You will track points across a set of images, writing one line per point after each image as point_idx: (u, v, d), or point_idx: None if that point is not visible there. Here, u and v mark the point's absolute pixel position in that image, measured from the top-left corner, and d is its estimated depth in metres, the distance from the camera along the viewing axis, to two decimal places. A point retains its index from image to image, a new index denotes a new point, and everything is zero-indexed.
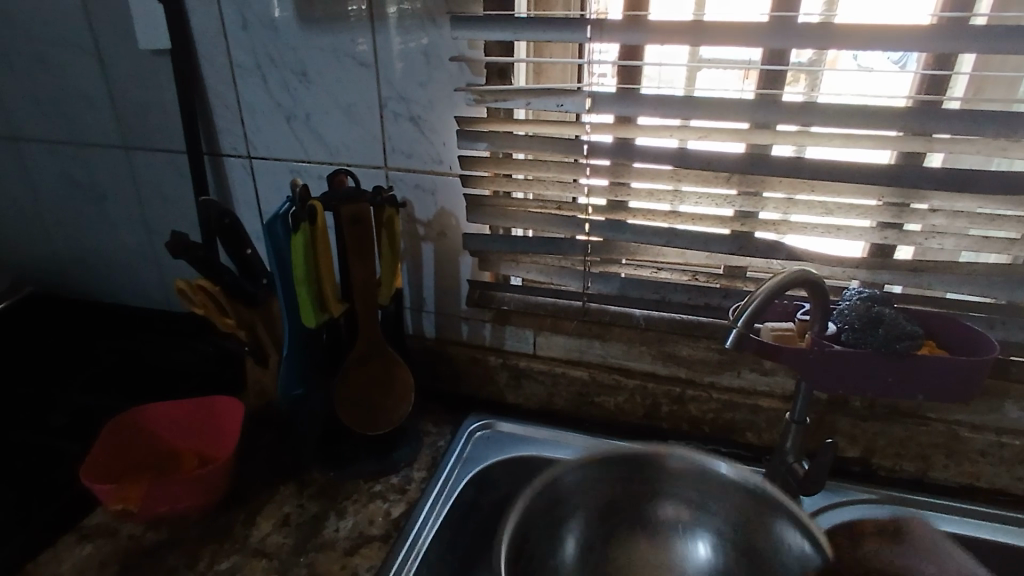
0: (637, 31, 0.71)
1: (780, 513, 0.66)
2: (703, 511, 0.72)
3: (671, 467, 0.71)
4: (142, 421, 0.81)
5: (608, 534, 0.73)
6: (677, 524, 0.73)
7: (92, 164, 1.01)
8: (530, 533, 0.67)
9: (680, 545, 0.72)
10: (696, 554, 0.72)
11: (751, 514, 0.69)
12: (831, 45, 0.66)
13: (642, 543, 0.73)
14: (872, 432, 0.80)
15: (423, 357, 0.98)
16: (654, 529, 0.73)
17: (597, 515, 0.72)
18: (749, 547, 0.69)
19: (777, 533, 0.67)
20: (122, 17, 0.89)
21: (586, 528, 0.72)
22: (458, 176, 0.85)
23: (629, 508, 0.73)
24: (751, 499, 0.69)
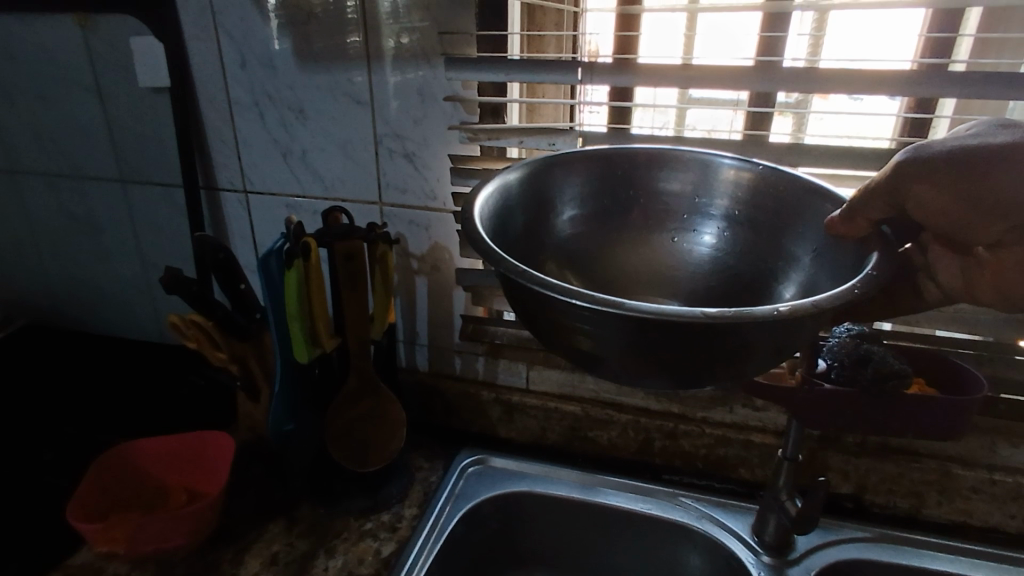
0: (628, 74, 0.74)
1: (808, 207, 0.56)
2: (700, 195, 0.62)
3: (657, 171, 0.63)
4: (131, 457, 0.81)
5: (602, 222, 0.63)
6: (684, 203, 0.63)
7: (89, 196, 1.02)
8: (519, 190, 0.59)
9: (686, 224, 0.62)
10: (699, 255, 0.62)
11: (778, 205, 0.58)
12: (816, 89, 0.68)
13: (642, 234, 0.63)
14: (865, 469, 0.80)
15: (415, 390, 0.97)
16: (658, 218, 0.63)
17: (591, 167, 0.63)
18: (755, 218, 0.60)
19: (794, 237, 0.57)
20: (123, 55, 0.91)
21: (580, 176, 0.62)
22: (451, 213, 0.86)
23: (626, 204, 0.63)
24: (754, 190, 0.60)
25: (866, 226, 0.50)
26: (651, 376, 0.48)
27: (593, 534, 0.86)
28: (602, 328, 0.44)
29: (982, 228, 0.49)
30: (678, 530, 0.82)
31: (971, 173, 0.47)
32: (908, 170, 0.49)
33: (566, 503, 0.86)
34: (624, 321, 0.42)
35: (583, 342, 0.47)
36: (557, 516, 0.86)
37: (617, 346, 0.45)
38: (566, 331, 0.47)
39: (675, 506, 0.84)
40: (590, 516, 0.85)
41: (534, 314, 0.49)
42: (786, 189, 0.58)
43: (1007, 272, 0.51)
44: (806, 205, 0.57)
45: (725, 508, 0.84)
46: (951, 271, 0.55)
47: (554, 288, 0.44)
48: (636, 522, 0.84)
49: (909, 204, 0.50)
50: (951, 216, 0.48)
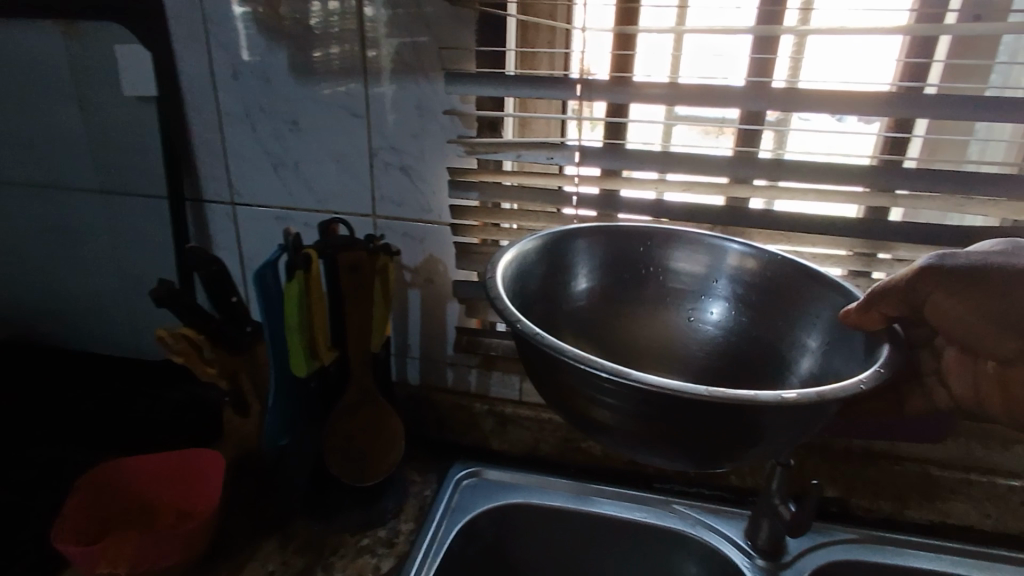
0: (623, 91, 0.76)
1: (820, 289, 0.60)
2: (703, 274, 0.67)
3: (663, 250, 0.67)
4: (121, 474, 0.77)
5: (614, 292, 0.67)
6: (692, 281, 0.67)
7: (64, 206, 0.98)
8: (534, 261, 0.62)
9: (693, 300, 0.67)
10: (703, 332, 0.66)
11: (788, 290, 0.62)
12: (808, 109, 0.72)
13: (651, 307, 0.67)
14: (851, 472, 0.84)
15: (408, 404, 0.97)
16: (669, 293, 0.67)
17: (605, 243, 0.67)
18: (765, 301, 0.63)
19: (802, 321, 0.61)
20: (109, 62, 0.89)
21: (597, 250, 0.67)
22: (447, 226, 0.86)
23: (639, 279, 0.67)
24: (753, 273, 0.64)
25: (881, 321, 0.53)
26: (658, 452, 0.50)
27: (588, 544, 0.87)
28: (618, 399, 0.47)
29: (997, 343, 0.54)
30: (672, 537, 0.84)
31: (993, 293, 0.53)
32: (931, 277, 0.54)
33: (561, 513, 0.87)
34: (644, 391, 0.44)
35: (599, 413, 0.49)
36: (553, 526, 0.87)
37: (630, 417, 0.48)
38: (582, 401, 0.50)
39: (669, 513, 0.86)
40: (585, 526, 0.86)
41: (551, 380, 0.52)
42: (795, 275, 0.62)
43: (1016, 389, 0.55)
44: (815, 291, 0.61)
45: (718, 514, 0.86)
46: (964, 379, 0.59)
47: (576, 356, 0.46)
48: (631, 531, 0.85)
49: (928, 310, 0.55)
50: (967, 328, 0.54)
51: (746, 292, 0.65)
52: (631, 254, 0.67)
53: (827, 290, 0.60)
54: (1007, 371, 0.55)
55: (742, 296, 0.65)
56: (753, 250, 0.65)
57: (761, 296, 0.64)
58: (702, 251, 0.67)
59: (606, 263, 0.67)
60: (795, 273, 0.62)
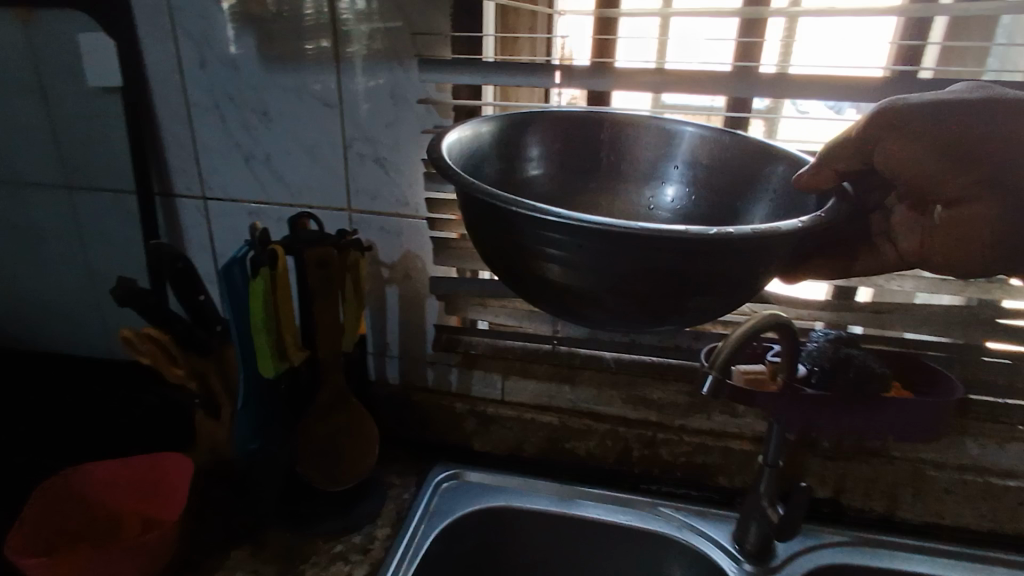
0: (604, 76, 0.73)
1: (773, 160, 0.56)
2: (663, 158, 0.61)
3: (619, 134, 0.62)
4: (82, 484, 0.75)
5: (569, 182, 0.62)
6: (648, 167, 0.62)
7: (27, 202, 0.95)
8: (488, 140, 0.57)
9: (647, 186, 0.62)
10: (657, 218, 0.61)
11: (741, 167, 0.57)
12: (792, 96, 0.70)
13: (604, 194, 0.62)
14: (842, 471, 0.80)
15: (387, 404, 0.94)
16: (625, 181, 0.62)
17: (559, 128, 0.61)
18: (715, 176, 0.59)
19: (753, 195, 0.56)
20: (72, 53, 0.85)
21: (551, 137, 0.61)
22: (424, 220, 0.83)
23: (596, 165, 0.62)
24: (711, 150, 0.59)
25: (833, 179, 0.49)
26: (616, 311, 0.45)
27: (572, 547, 0.84)
28: (571, 250, 0.42)
29: (946, 182, 0.50)
30: (658, 542, 0.81)
31: (942, 124, 0.49)
32: (884, 121, 0.50)
33: (545, 515, 0.84)
34: (596, 232, 0.40)
35: (549, 270, 0.45)
36: (537, 530, 0.84)
37: (581, 271, 0.43)
38: (533, 259, 0.45)
39: (655, 516, 0.83)
40: (567, 529, 0.84)
41: (501, 243, 0.47)
42: (749, 151, 0.58)
43: (963, 233, 0.52)
44: (763, 165, 0.56)
45: (706, 517, 0.83)
46: (912, 231, 0.56)
47: (522, 203, 0.41)
48: (616, 535, 0.82)
49: (876, 158, 0.51)
50: (919, 166, 0.50)
51: (700, 172, 0.60)
52: (586, 138, 0.62)
53: (777, 160, 0.55)
54: (954, 210, 0.52)
55: (696, 176, 0.60)
56: (705, 126, 0.60)
57: (714, 174, 0.59)
58: (659, 134, 0.61)
59: (560, 147, 0.61)
60: (747, 146, 0.58)
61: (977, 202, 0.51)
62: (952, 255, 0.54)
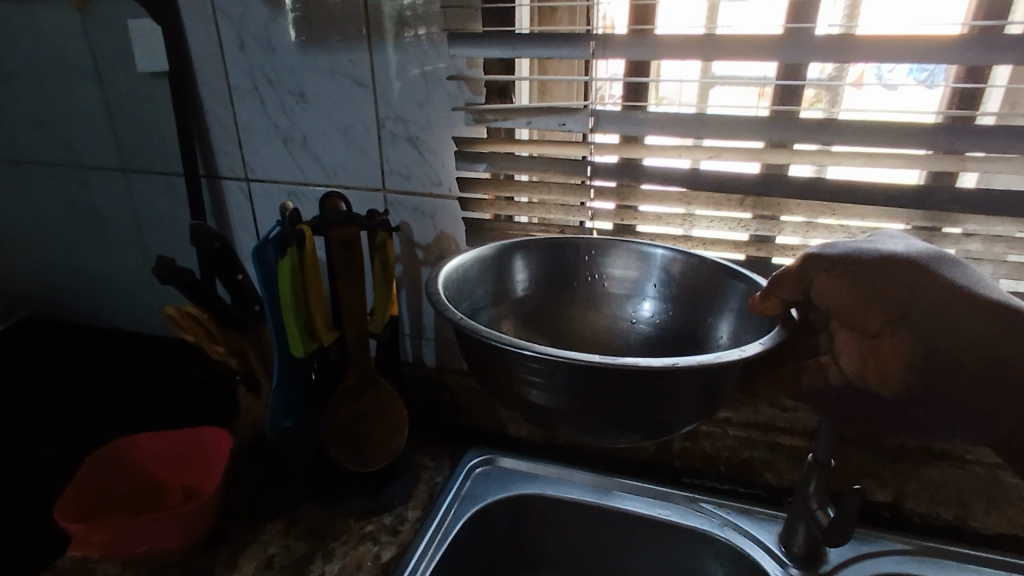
0: (643, 45, 0.68)
1: (737, 281, 0.62)
2: (637, 276, 0.69)
3: (594, 257, 0.70)
4: (128, 453, 0.78)
5: (554, 297, 0.71)
6: (623, 286, 0.70)
7: (90, 186, 1.00)
8: (482, 264, 0.67)
9: (626, 301, 0.69)
10: (636, 331, 0.68)
11: (704, 288, 0.65)
12: (849, 60, 0.63)
13: (586, 309, 0.70)
14: (904, 474, 0.75)
15: (422, 386, 0.93)
16: (603, 299, 0.70)
17: (544, 252, 0.70)
18: (683, 298, 0.66)
19: (716, 312, 0.64)
20: (122, 39, 0.88)
21: (536, 258, 0.70)
22: (457, 199, 0.81)
23: (578, 286, 0.71)
24: (685, 268, 0.66)
25: (778, 305, 0.56)
26: (584, 427, 0.55)
27: (607, 539, 0.81)
28: (548, 378, 0.52)
29: (869, 316, 0.52)
30: (697, 539, 0.77)
31: (867, 274, 0.53)
32: (817, 264, 0.55)
33: (578, 506, 0.81)
34: (567, 366, 0.50)
35: (532, 395, 0.54)
36: (570, 520, 0.82)
37: (556, 394, 0.53)
38: (515, 384, 0.55)
39: (695, 512, 0.79)
40: (601, 521, 0.81)
41: (488, 366, 0.56)
42: (713, 273, 0.64)
43: (895, 361, 0.52)
44: (726, 284, 0.63)
45: (751, 515, 0.78)
46: (851, 357, 0.55)
47: (507, 340, 0.51)
48: (652, 529, 0.79)
49: (815, 292, 0.55)
50: (846, 306, 0.53)
51: (671, 290, 0.67)
52: (565, 262, 0.71)
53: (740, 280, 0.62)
54: (881, 342, 0.53)
55: (668, 292, 0.67)
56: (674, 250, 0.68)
57: (684, 292, 0.66)
58: (632, 255, 0.69)
59: (542, 273, 0.71)
60: (714, 267, 0.64)
61: (903, 348, 0.52)
62: (884, 378, 0.53)
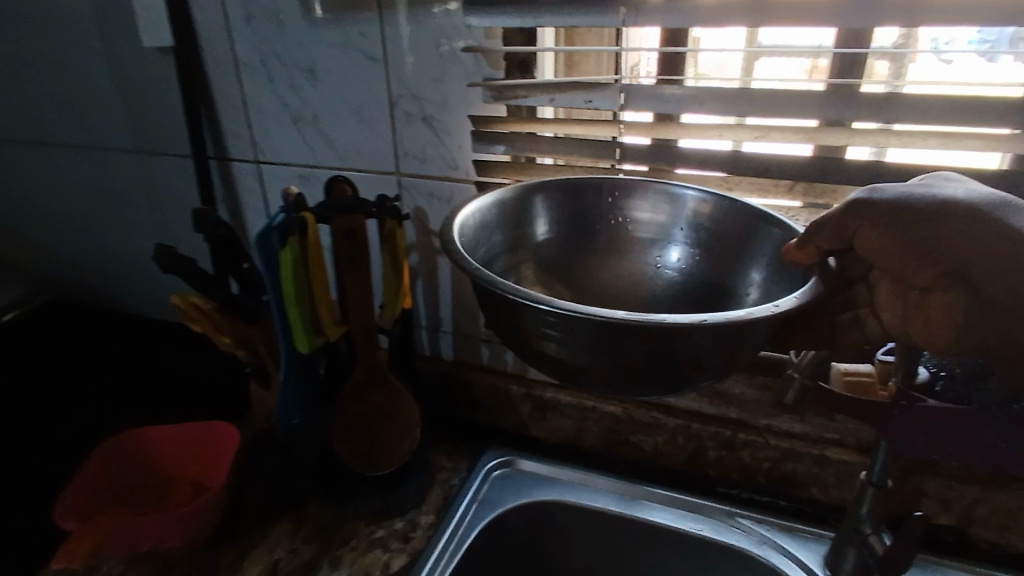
0: (680, 9, 0.60)
1: (767, 226, 0.55)
2: (662, 221, 0.61)
3: (616, 199, 0.62)
4: (134, 446, 0.76)
5: (574, 244, 0.62)
6: (651, 231, 0.61)
7: (105, 168, 0.98)
8: (500, 208, 0.59)
9: (651, 248, 0.61)
10: (663, 280, 0.60)
11: (735, 235, 0.57)
12: (921, 23, 0.55)
13: (610, 256, 0.62)
14: (970, 498, 0.66)
15: (438, 382, 0.88)
16: (627, 245, 0.62)
17: (566, 194, 0.62)
18: (713, 246, 0.58)
19: (749, 260, 0.56)
20: (129, 13, 0.84)
21: (557, 200, 0.62)
22: (474, 183, 0.75)
23: (601, 230, 0.62)
24: (712, 212, 0.58)
25: (816, 255, 0.47)
26: (605, 383, 0.48)
27: (633, 551, 0.75)
28: (569, 335, 0.45)
29: (916, 270, 0.46)
30: (732, 556, 0.70)
31: (920, 220, 0.45)
32: (861, 209, 0.46)
33: (602, 515, 0.76)
34: (587, 323, 0.43)
35: (549, 348, 0.48)
36: (594, 529, 0.76)
37: (577, 352, 0.46)
38: (533, 339, 0.48)
39: (730, 527, 0.72)
40: (627, 532, 0.75)
41: (503, 320, 0.49)
42: (744, 218, 0.57)
43: (938, 315, 0.46)
44: (757, 229, 0.56)
45: (793, 534, 0.71)
46: (892, 309, 0.48)
47: (523, 293, 0.45)
48: (682, 543, 0.73)
49: (858, 244, 0.47)
50: (893, 260, 0.46)
51: (699, 239, 0.59)
52: (585, 204, 0.62)
53: (771, 224, 0.54)
54: (931, 296, 0.46)
55: (695, 240, 0.59)
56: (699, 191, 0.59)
57: (711, 239, 0.58)
58: (658, 198, 0.61)
59: (563, 216, 0.62)
60: (742, 211, 0.57)
61: (959, 303, 0.45)
62: (929, 336, 0.47)
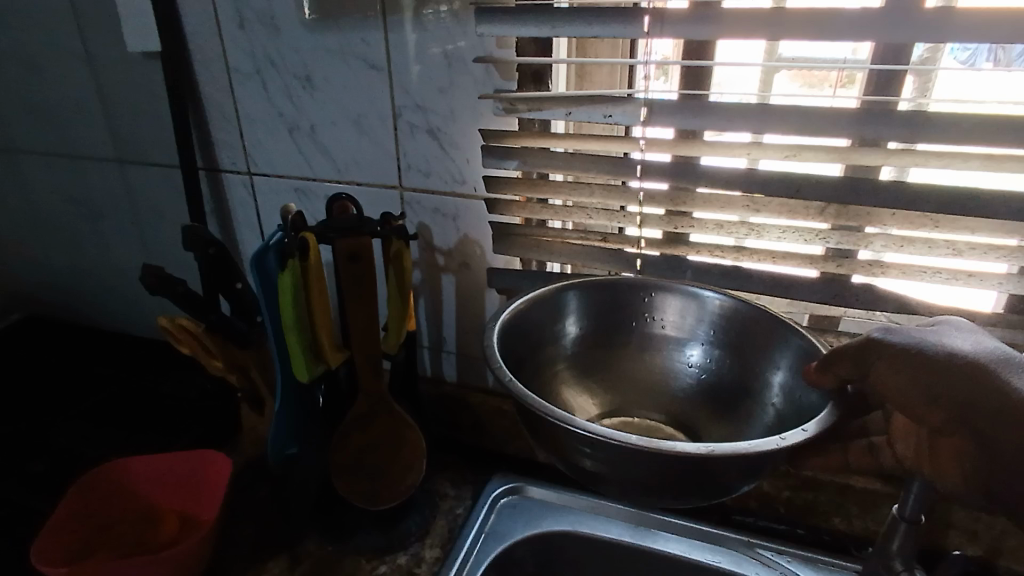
0: (707, 24, 0.57)
1: (790, 338, 0.56)
2: (684, 321, 0.62)
3: (640, 300, 0.63)
4: (111, 480, 0.71)
5: (602, 338, 0.64)
6: (673, 331, 0.63)
7: (86, 178, 0.92)
8: (532, 309, 0.60)
9: (673, 347, 0.63)
10: (684, 377, 0.63)
11: (756, 341, 0.59)
12: (963, 39, 0.52)
13: (634, 352, 0.64)
14: (1001, 529, 0.63)
15: (441, 405, 0.84)
16: (651, 342, 0.64)
17: (597, 291, 0.63)
18: (734, 349, 0.60)
19: (771, 362, 0.58)
20: (112, 14, 0.79)
21: (587, 298, 0.63)
22: (483, 199, 0.72)
23: (627, 327, 0.64)
24: (734, 317, 0.60)
25: (835, 381, 0.49)
26: (626, 492, 0.50)
27: None
28: (602, 453, 0.47)
29: (922, 412, 0.46)
30: None
31: (932, 366, 0.45)
32: (876, 348, 0.47)
33: (616, 547, 0.72)
34: (608, 448, 0.46)
35: (583, 462, 0.49)
36: (607, 562, 0.73)
37: (610, 467, 0.48)
38: (567, 451, 0.50)
39: (750, 560, 0.69)
40: (641, 564, 0.72)
41: (537, 430, 0.51)
42: (766, 325, 0.58)
43: (947, 459, 0.47)
44: (779, 337, 0.57)
45: (815, 566, 0.68)
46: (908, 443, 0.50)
47: (558, 413, 0.47)
48: None
49: (874, 378, 0.48)
50: (904, 400, 0.46)
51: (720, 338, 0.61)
52: (615, 303, 0.64)
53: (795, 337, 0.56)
54: (939, 440, 0.47)
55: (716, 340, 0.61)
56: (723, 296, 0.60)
57: (732, 341, 0.61)
58: (680, 301, 0.62)
59: (591, 315, 0.64)
60: (764, 318, 0.58)
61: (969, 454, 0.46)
62: (940, 473, 0.48)
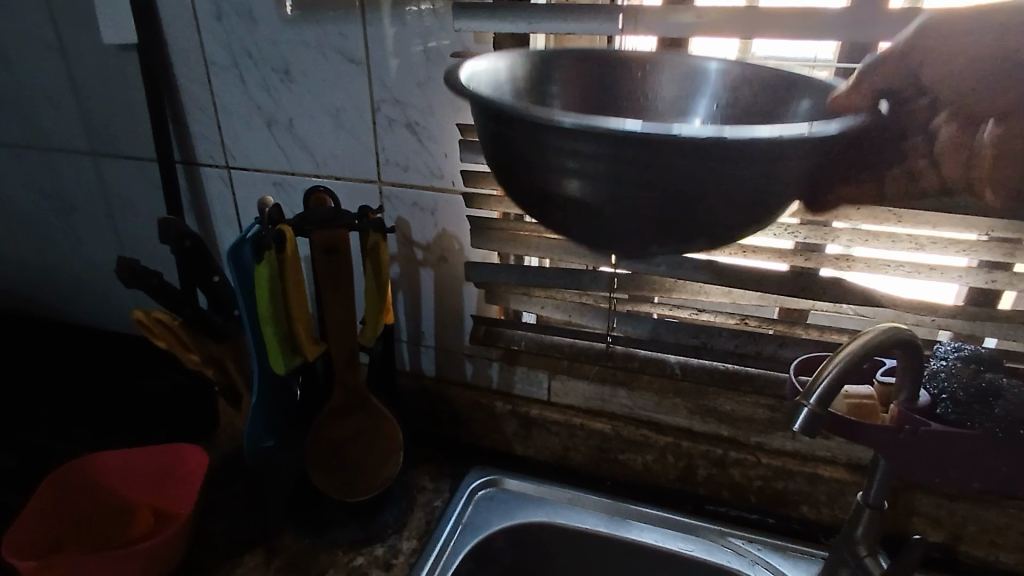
0: (679, 18, 0.58)
1: (800, 90, 0.44)
2: (676, 92, 0.51)
3: (630, 65, 0.51)
4: (83, 476, 0.70)
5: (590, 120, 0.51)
6: (665, 98, 0.51)
7: (59, 171, 0.91)
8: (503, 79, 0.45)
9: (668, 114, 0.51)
10: None
11: (767, 102, 0.46)
12: None
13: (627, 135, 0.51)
14: (962, 515, 0.65)
15: (419, 399, 0.85)
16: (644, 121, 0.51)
17: (581, 67, 0.51)
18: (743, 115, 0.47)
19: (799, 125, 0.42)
20: (87, 6, 0.78)
21: (572, 76, 0.50)
22: (461, 194, 0.72)
23: (618, 104, 0.51)
24: (736, 75, 0.48)
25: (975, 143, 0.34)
26: (636, 227, 0.35)
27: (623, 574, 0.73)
28: (599, 161, 0.32)
29: None
30: None
31: None
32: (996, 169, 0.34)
33: (591, 537, 0.73)
34: (605, 144, 0.31)
35: (570, 190, 0.35)
36: (583, 552, 0.74)
37: (608, 182, 0.33)
38: (550, 181, 0.35)
39: (722, 548, 0.71)
40: (615, 553, 0.73)
41: (512, 161, 0.37)
42: (777, 78, 0.46)
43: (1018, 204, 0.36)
44: (795, 93, 0.44)
45: (785, 553, 0.70)
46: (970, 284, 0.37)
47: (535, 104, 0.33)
48: (674, 564, 0.71)
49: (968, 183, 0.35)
50: None
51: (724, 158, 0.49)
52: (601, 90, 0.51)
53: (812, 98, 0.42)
54: None
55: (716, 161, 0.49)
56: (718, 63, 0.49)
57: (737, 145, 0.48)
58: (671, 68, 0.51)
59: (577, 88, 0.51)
60: (777, 83, 0.46)
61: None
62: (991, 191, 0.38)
